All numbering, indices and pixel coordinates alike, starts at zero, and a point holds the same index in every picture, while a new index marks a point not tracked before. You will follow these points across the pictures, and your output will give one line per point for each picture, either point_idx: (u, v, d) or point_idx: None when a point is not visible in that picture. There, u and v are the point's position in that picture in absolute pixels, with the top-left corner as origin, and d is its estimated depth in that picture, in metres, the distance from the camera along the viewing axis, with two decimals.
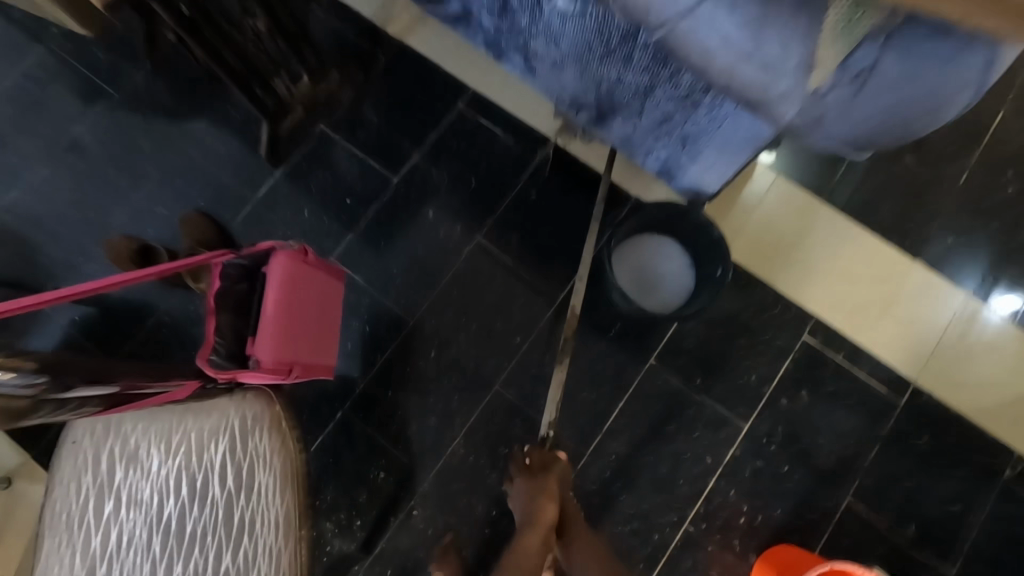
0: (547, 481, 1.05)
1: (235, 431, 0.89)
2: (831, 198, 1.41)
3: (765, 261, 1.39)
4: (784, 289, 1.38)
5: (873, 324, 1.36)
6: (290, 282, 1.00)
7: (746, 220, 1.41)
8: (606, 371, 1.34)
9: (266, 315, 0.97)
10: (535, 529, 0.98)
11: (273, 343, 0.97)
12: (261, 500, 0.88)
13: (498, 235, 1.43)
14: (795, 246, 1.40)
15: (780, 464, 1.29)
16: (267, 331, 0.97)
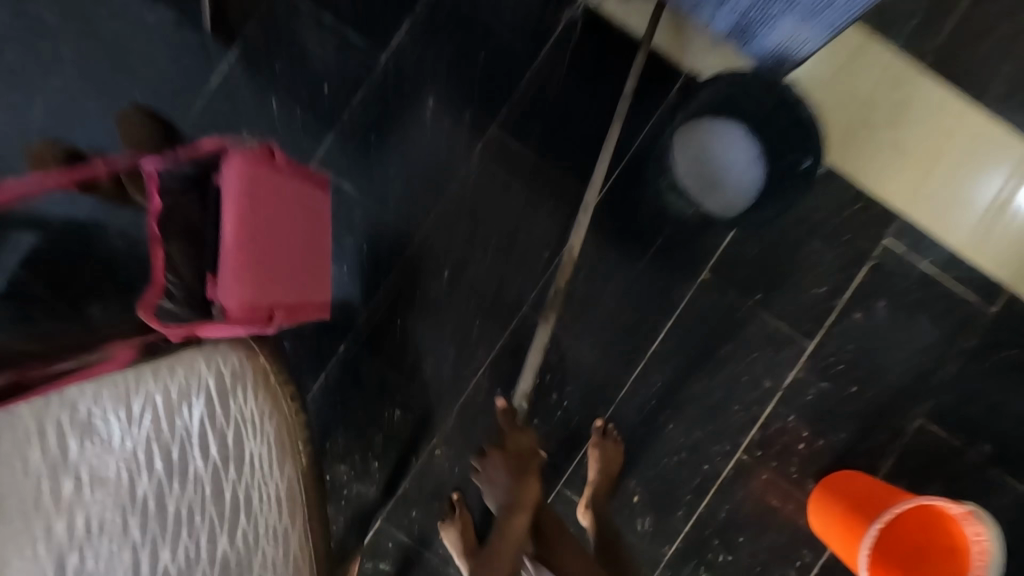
0: (530, 467, 0.98)
1: (211, 391, 0.73)
2: (934, 64, 1.12)
3: (853, 155, 1.14)
4: (875, 188, 1.14)
5: (977, 226, 1.13)
6: (251, 194, 0.77)
7: (831, 103, 1.14)
8: (652, 288, 1.14)
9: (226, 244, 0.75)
10: (517, 518, 0.96)
11: (239, 283, 0.77)
12: (257, 472, 0.75)
13: (517, 127, 1.15)
14: (889, 134, 1.14)
15: (847, 386, 1.14)
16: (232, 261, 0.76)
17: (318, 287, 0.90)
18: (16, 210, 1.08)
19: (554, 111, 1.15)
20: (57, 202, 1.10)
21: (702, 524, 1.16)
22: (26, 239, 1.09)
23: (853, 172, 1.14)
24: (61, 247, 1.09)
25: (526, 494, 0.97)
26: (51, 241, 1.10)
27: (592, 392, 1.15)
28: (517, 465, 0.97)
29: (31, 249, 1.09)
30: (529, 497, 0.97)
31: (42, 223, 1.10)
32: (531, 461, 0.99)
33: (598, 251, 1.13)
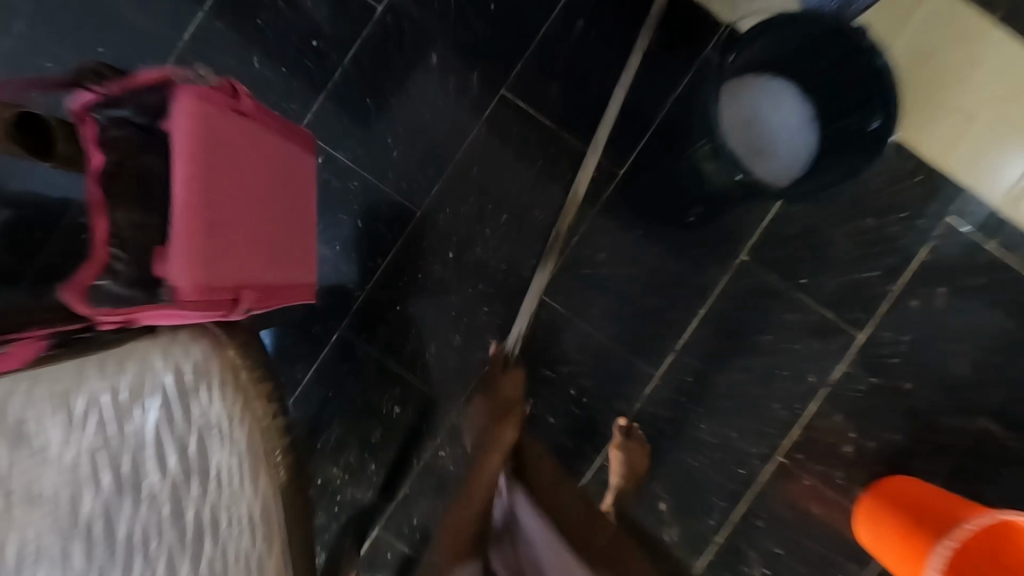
0: (512, 401, 0.82)
1: (170, 391, 0.59)
2: (1012, 15, 0.98)
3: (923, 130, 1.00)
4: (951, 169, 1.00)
5: None
6: (215, 140, 0.56)
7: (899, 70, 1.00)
8: (683, 270, 1.01)
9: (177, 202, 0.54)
10: (488, 457, 0.73)
11: (198, 255, 0.55)
12: (226, 488, 0.62)
13: (533, 87, 1.00)
14: (965, 103, 0.99)
15: (901, 381, 1.02)
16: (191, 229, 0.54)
17: (297, 267, 0.74)
18: None
19: (576, 68, 1.00)
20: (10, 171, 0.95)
21: (737, 534, 1.04)
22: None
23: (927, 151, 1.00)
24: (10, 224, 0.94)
25: (503, 434, 0.76)
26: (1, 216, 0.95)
27: (615, 387, 1.03)
28: (497, 407, 0.81)
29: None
30: (505, 440, 0.75)
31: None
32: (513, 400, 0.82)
33: (622, 229, 1.01)
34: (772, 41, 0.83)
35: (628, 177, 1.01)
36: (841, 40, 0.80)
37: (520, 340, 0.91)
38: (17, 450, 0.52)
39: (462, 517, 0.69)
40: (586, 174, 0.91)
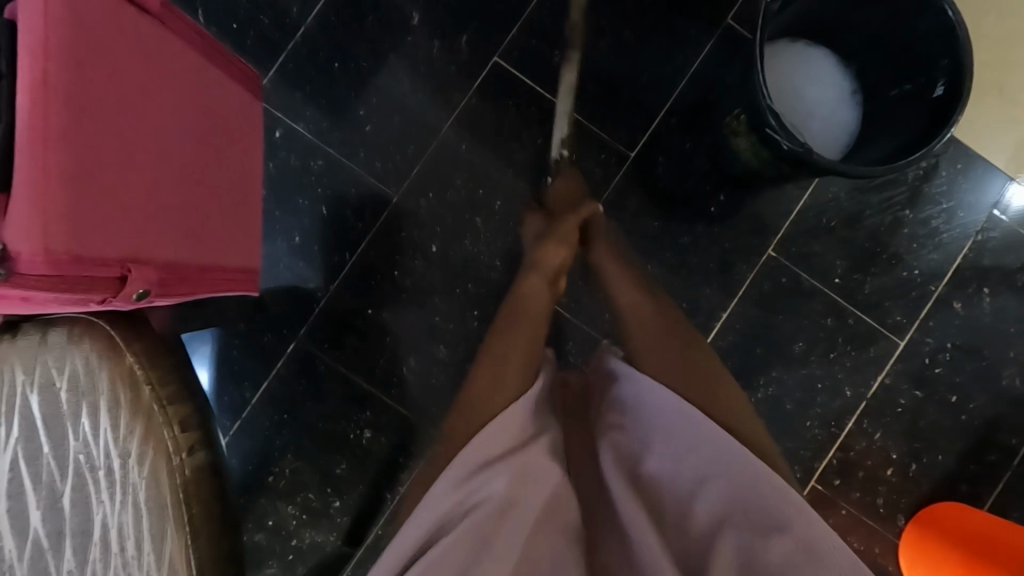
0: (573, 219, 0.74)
1: (35, 417, 0.41)
2: None
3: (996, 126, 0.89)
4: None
5: None
6: (87, 33, 0.38)
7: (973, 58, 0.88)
8: (705, 266, 0.88)
9: (21, 115, 0.35)
10: (532, 276, 0.69)
11: (59, 195, 0.36)
12: (117, 560, 0.42)
13: (531, 54, 0.86)
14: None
15: (946, 394, 0.90)
16: (45, 158, 0.36)
17: (219, 242, 0.55)
18: None
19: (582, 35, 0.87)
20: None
21: None
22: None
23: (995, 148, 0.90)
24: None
25: (549, 255, 0.71)
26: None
27: None
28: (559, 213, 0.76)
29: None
30: (558, 257, 0.71)
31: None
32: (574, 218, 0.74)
33: (634, 220, 0.87)
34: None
35: (640, 161, 0.87)
36: None
37: (565, 146, 0.81)
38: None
39: (520, 331, 0.60)
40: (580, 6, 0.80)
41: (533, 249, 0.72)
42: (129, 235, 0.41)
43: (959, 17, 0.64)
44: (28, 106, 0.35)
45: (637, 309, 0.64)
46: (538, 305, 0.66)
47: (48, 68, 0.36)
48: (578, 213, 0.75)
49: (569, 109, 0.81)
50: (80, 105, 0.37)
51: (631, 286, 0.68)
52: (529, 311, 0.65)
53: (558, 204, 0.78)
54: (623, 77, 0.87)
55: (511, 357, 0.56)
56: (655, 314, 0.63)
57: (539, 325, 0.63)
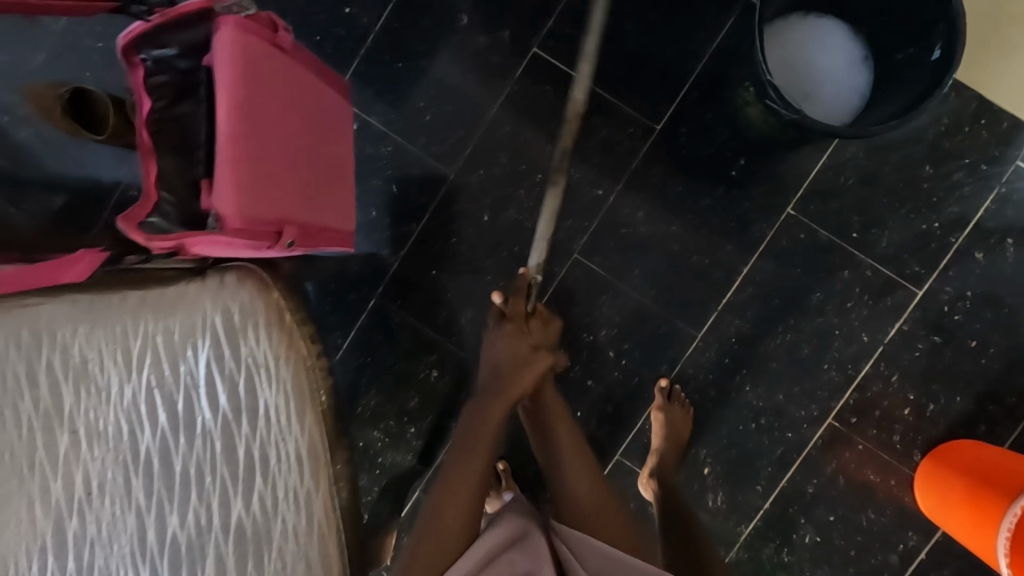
0: (538, 358, 0.84)
1: (218, 331, 0.60)
2: None
3: (997, 73, 0.92)
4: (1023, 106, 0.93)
5: None
6: (255, 71, 0.55)
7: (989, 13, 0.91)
8: (726, 224, 0.97)
9: (223, 133, 0.53)
10: (495, 404, 0.79)
11: (244, 184, 0.54)
12: (273, 427, 0.60)
13: (564, 41, 0.98)
14: None
15: (965, 340, 0.95)
16: (234, 161, 0.54)
17: (335, 212, 0.71)
18: (35, 168, 0.99)
19: (612, 20, 0.97)
20: (66, 156, 0.99)
21: (785, 499, 0.99)
22: (28, 201, 0.99)
23: (998, 92, 0.93)
24: (77, 206, 1.00)
25: (516, 384, 0.81)
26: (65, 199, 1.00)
27: (656, 349, 0.99)
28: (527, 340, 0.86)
29: (37, 208, 0.99)
30: (520, 387, 0.81)
31: (47, 179, 0.99)
32: (539, 356, 0.84)
33: (661, 186, 0.98)
34: None
35: (666, 133, 0.97)
36: None
37: (540, 269, 0.90)
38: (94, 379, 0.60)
39: (467, 474, 0.73)
40: (580, 83, 0.88)
41: (509, 378, 0.82)
42: (281, 209, 0.59)
43: None
44: (228, 119, 0.53)
45: (573, 468, 0.76)
46: (485, 436, 0.77)
47: (237, 102, 0.54)
48: (544, 355, 0.85)
49: (546, 238, 0.91)
50: (252, 125, 0.55)
51: (567, 438, 0.80)
52: (472, 450, 0.76)
53: (528, 332, 0.87)
54: (648, 57, 0.97)
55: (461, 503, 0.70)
56: (585, 467, 0.77)
57: (483, 464, 0.75)
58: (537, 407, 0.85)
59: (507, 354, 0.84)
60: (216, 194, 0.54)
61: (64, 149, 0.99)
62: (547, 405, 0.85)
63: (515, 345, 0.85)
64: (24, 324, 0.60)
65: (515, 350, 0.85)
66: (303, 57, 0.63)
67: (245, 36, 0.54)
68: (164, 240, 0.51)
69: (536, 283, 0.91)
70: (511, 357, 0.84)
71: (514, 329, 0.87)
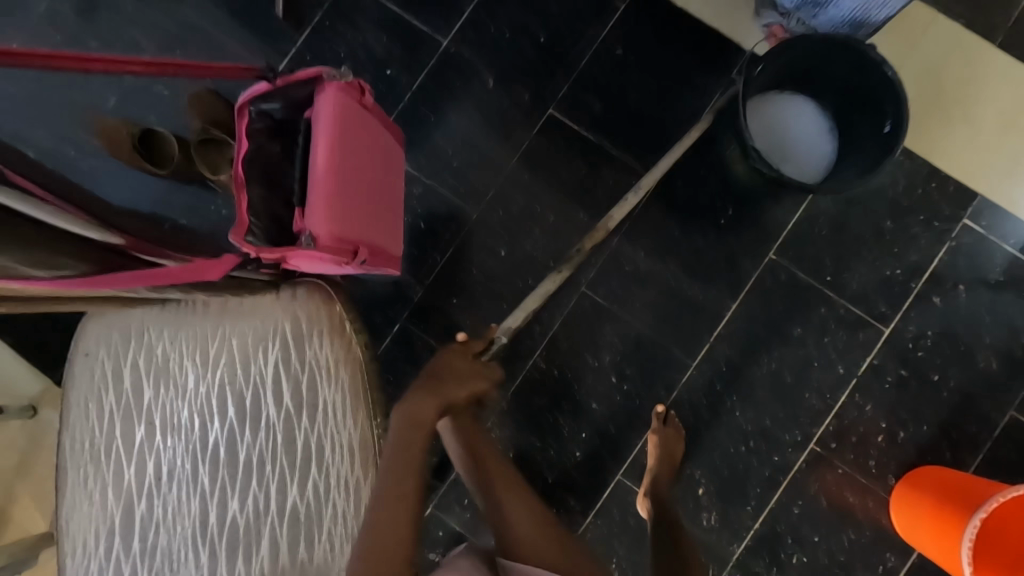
0: (480, 374, 0.78)
1: (288, 336, 0.69)
2: (993, 36, 1.09)
3: (936, 142, 1.09)
4: (957, 168, 1.09)
5: None
6: (347, 126, 0.69)
7: (932, 95, 1.09)
8: (716, 264, 1.10)
9: (320, 174, 0.66)
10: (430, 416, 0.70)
11: (332, 212, 0.67)
12: (328, 421, 0.69)
13: (576, 104, 1.13)
14: (966, 111, 1.09)
15: (928, 373, 1.07)
16: (326, 195, 0.66)
17: (394, 240, 0.83)
18: (99, 195, 1.10)
19: (618, 88, 1.13)
20: (119, 186, 1.10)
21: (773, 518, 1.07)
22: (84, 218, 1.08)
23: (936, 156, 1.09)
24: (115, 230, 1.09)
25: (461, 396, 0.75)
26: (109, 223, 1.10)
27: (655, 375, 1.09)
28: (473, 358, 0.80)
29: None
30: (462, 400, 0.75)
31: (98, 204, 1.10)
32: (484, 373, 0.79)
33: (660, 229, 1.11)
34: (796, 55, 0.94)
35: (663, 183, 1.11)
36: (859, 56, 0.89)
37: (508, 333, 0.97)
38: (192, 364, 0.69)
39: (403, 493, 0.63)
40: (623, 208, 1.03)
41: (452, 392, 0.74)
42: (359, 235, 0.71)
43: (897, 75, 0.87)
44: (324, 161, 0.66)
45: (516, 503, 0.74)
46: (418, 448, 0.67)
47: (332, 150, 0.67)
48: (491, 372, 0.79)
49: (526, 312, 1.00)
50: (341, 168, 0.68)
51: (497, 464, 0.78)
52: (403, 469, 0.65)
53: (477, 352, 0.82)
54: (649, 120, 1.12)
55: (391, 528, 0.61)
56: (527, 503, 0.75)
57: (416, 484, 0.65)
58: (468, 436, 0.79)
59: (444, 365, 0.77)
60: (309, 219, 0.67)
61: (119, 178, 1.10)
62: (477, 434, 0.80)
63: (461, 363, 0.78)
64: (118, 326, 0.70)
65: (459, 365, 0.78)
66: (382, 117, 0.77)
67: (344, 102, 0.68)
68: (265, 254, 0.63)
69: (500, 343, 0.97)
70: (454, 371, 0.77)
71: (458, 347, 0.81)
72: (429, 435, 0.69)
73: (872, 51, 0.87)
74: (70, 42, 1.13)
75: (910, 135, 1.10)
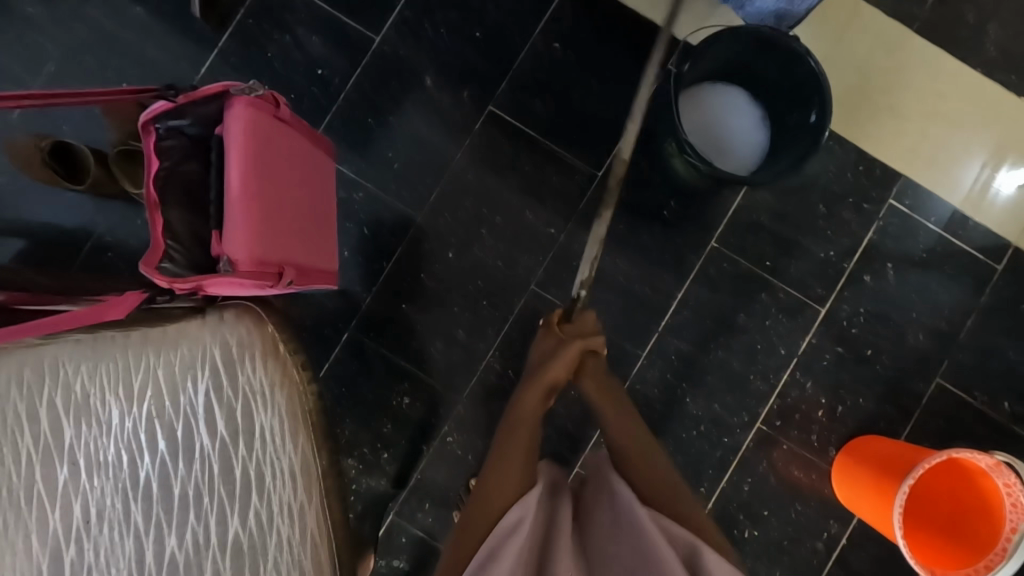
0: (573, 343, 0.83)
1: (218, 363, 0.68)
2: (911, 25, 1.13)
3: (860, 127, 1.14)
4: (878, 152, 1.14)
5: (968, 173, 1.13)
6: (262, 143, 0.67)
7: (856, 83, 1.13)
8: (662, 256, 1.12)
9: (235, 194, 0.64)
10: (528, 388, 0.80)
11: (253, 233, 0.65)
12: (267, 447, 0.68)
13: (516, 101, 1.12)
14: (887, 96, 1.14)
15: (862, 350, 1.13)
16: (242, 216, 0.64)
17: (325, 256, 0.82)
18: (8, 216, 1.02)
19: (558, 84, 1.12)
20: (31, 204, 1.02)
21: (725, 498, 1.11)
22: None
23: (860, 141, 1.13)
24: (28, 251, 1.02)
25: (554, 371, 0.81)
26: (19, 246, 1.02)
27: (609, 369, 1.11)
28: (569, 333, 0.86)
29: None
30: (556, 375, 0.81)
31: (9, 224, 1.02)
32: (576, 346, 0.83)
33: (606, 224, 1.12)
34: (723, 50, 0.95)
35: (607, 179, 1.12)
36: (781, 49, 0.92)
37: (584, 285, 0.91)
38: (115, 400, 0.65)
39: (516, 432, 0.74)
40: (630, 136, 0.93)
41: (543, 367, 0.82)
42: (283, 255, 0.70)
43: (820, 66, 0.90)
44: (240, 181, 0.64)
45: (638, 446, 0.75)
46: (529, 410, 0.78)
47: (246, 169, 0.65)
48: (580, 343, 0.83)
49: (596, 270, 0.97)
50: (259, 187, 0.66)
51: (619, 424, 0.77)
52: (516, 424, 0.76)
53: (568, 328, 0.87)
54: (590, 115, 1.12)
55: (512, 459, 0.69)
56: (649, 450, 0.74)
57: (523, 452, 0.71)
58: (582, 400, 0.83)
59: (539, 349, 0.86)
60: (228, 242, 0.65)
61: (30, 197, 1.02)
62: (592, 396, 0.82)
63: (550, 343, 0.85)
64: (29, 362, 0.64)
65: (550, 344, 0.85)
66: (303, 126, 0.75)
67: (253, 100, 0.66)
68: (183, 284, 0.61)
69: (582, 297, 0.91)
70: (543, 353, 0.85)
71: (545, 329, 0.88)
72: (532, 411, 0.77)
73: (796, 43, 0.89)
74: None
75: (836, 122, 1.14)
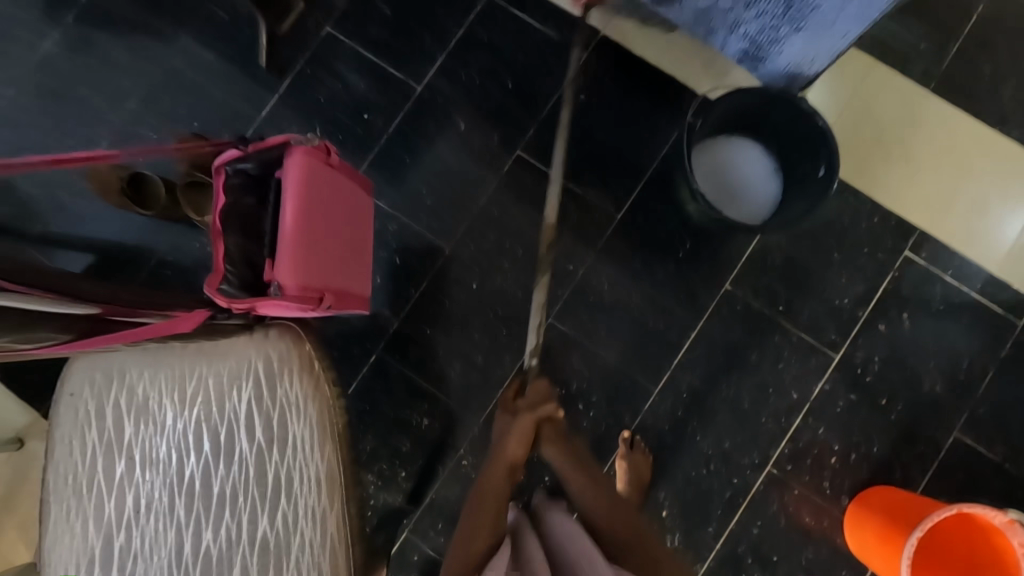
0: (524, 417, 0.89)
1: (260, 375, 0.75)
2: (925, 83, 1.18)
3: (875, 180, 1.17)
4: (894, 204, 1.17)
5: (986, 226, 1.15)
6: (315, 185, 0.77)
7: (871, 137, 1.17)
8: (676, 295, 1.17)
9: (288, 228, 0.74)
10: (492, 467, 0.85)
11: (300, 262, 0.74)
12: (298, 455, 0.74)
13: (541, 145, 1.21)
14: (902, 151, 1.17)
15: (876, 398, 1.13)
16: (292, 247, 0.73)
17: (361, 283, 0.91)
18: (87, 234, 1.15)
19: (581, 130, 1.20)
20: (106, 225, 1.15)
21: (734, 538, 1.12)
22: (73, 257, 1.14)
23: (875, 193, 1.17)
24: (102, 266, 1.15)
25: (512, 449, 0.86)
26: (88, 259, 1.15)
27: (620, 401, 1.15)
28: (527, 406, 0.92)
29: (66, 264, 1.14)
30: (515, 453, 0.86)
31: (88, 242, 1.15)
32: (530, 418, 0.89)
33: (622, 263, 1.17)
34: (733, 107, 1.02)
35: (624, 220, 1.18)
36: (788, 109, 0.99)
37: (535, 353, 1.03)
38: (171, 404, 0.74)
39: (485, 500, 0.79)
40: (552, 204, 1.05)
41: (501, 446, 0.87)
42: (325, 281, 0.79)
43: (828, 125, 0.95)
44: (292, 216, 0.74)
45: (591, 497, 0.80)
46: (497, 481, 0.82)
47: (299, 207, 0.74)
48: (534, 413, 0.89)
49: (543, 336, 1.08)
50: (309, 222, 0.76)
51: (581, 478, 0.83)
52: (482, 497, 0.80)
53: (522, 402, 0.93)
54: (610, 160, 1.19)
55: (479, 529, 0.75)
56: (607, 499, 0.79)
57: (491, 517, 0.76)
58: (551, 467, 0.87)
59: (500, 429, 0.91)
60: (278, 269, 0.74)
61: (105, 218, 1.15)
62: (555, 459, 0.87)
63: (509, 417, 0.91)
64: (101, 367, 0.75)
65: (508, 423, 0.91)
66: (349, 170, 0.85)
67: (310, 147, 0.77)
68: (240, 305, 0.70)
69: (531, 365, 1.04)
70: (502, 431, 0.90)
71: (505, 407, 0.94)
72: (496, 487, 0.81)
73: (802, 103, 0.96)
74: (65, 88, 1.20)
75: (852, 174, 1.18)
